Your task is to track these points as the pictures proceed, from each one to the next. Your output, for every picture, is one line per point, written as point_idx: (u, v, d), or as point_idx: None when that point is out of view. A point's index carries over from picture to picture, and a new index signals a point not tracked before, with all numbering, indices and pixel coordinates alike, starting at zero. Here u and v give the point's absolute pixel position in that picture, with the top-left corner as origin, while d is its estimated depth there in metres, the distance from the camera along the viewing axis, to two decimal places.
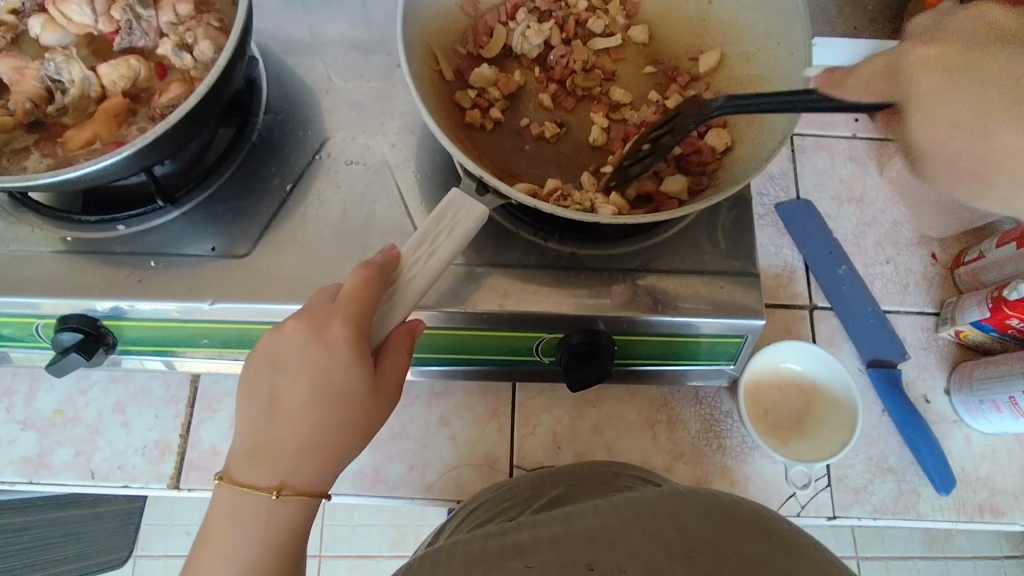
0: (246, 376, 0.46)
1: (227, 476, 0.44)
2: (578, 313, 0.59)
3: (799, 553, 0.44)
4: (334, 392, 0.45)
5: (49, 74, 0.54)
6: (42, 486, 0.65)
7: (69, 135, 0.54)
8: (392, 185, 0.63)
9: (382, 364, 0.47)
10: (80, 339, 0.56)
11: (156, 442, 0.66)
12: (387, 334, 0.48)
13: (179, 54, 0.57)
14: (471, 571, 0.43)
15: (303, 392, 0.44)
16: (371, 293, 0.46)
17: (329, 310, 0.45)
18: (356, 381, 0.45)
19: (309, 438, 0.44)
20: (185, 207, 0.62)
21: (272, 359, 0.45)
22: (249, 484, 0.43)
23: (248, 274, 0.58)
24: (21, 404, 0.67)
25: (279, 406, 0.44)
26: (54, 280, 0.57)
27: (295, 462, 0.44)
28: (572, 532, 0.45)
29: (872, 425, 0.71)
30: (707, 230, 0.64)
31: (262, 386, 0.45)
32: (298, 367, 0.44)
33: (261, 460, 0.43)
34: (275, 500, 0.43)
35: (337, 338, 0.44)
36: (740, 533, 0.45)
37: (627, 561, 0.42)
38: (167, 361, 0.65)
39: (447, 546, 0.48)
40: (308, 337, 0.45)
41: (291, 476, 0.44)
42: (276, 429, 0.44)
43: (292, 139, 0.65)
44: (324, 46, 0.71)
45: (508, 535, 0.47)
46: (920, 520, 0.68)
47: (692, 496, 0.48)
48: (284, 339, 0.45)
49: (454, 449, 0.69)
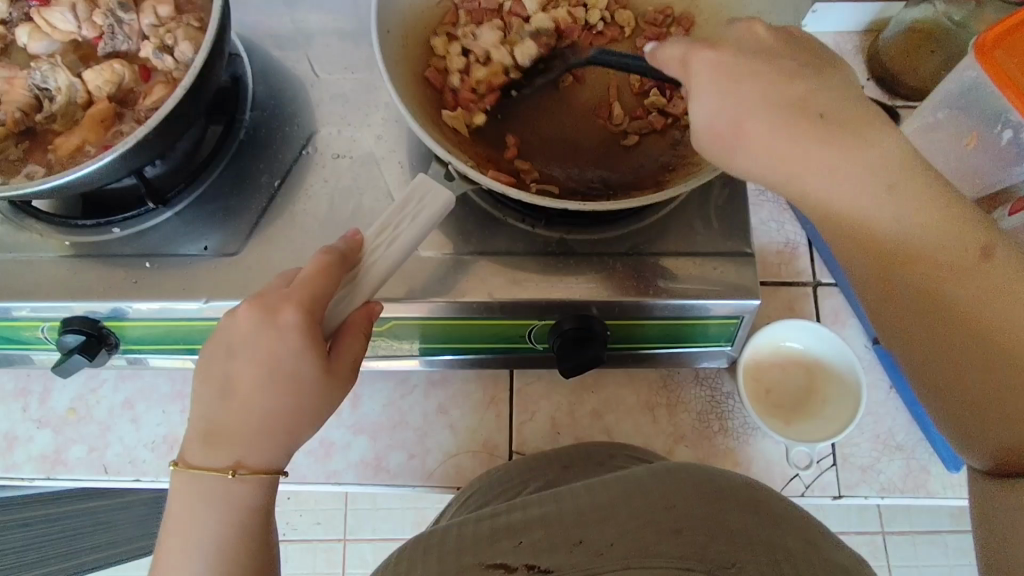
0: (204, 356, 0.46)
1: (182, 461, 0.44)
2: (570, 299, 0.58)
3: (790, 526, 0.44)
4: (291, 377, 0.44)
5: (36, 83, 0.55)
6: (60, 482, 0.67)
7: (58, 142, 0.55)
8: (379, 177, 0.63)
9: (339, 349, 0.46)
10: (83, 340, 0.58)
11: (165, 437, 0.68)
12: (347, 317, 0.47)
13: (161, 56, 0.57)
14: (465, 551, 0.44)
15: (265, 380, 0.43)
16: (332, 278, 0.45)
17: (282, 295, 0.44)
18: (312, 365, 0.44)
19: (266, 419, 0.44)
20: (177, 207, 0.63)
21: (226, 343, 0.44)
22: (203, 467, 0.44)
23: (240, 271, 0.59)
24: (36, 403, 0.69)
25: (233, 391, 0.44)
26: (56, 284, 0.59)
27: (250, 444, 0.44)
28: (564, 511, 0.46)
29: (879, 402, 0.69)
30: (699, 209, 0.63)
31: (218, 370, 0.44)
32: (252, 351, 0.44)
33: (217, 443, 0.43)
34: (231, 479, 0.43)
35: (289, 324, 0.43)
36: (730, 505, 0.44)
37: (616, 537, 0.41)
38: (194, 359, 0.66)
39: (442, 531, 0.49)
40: (260, 322, 0.44)
41: (247, 456, 0.44)
42: (235, 415, 0.44)
43: (279, 135, 0.65)
44: (308, 40, 0.70)
45: (500, 518, 0.48)
46: (930, 498, 0.66)
47: (686, 471, 0.49)
48: (236, 324, 0.44)
49: (453, 437, 0.69)
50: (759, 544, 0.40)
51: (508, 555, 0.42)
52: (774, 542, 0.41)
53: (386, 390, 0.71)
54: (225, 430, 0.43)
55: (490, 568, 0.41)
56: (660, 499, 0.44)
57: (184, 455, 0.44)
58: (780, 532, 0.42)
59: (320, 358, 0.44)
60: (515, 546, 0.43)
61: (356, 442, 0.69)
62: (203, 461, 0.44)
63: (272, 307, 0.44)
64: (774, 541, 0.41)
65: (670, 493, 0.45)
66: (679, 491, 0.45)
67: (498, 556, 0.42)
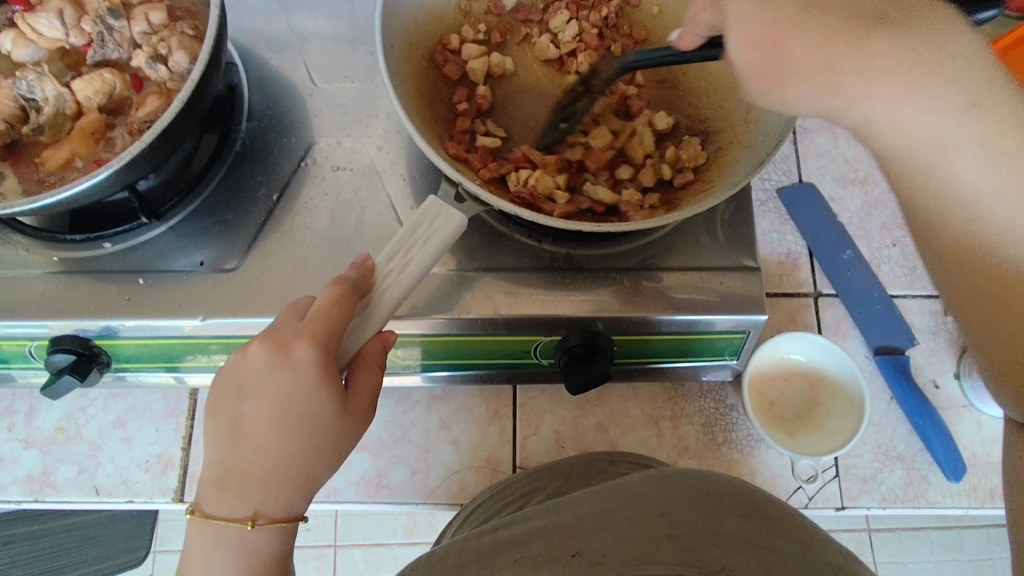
0: (213, 395, 0.44)
1: (199, 509, 0.42)
2: (577, 315, 0.57)
3: (783, 526, 0.43)
4: (306, 415, 0.42)
5: (21, 93, 0.53)
6: (48, 504, 0.65)
7: (46, 155, 0.53)
8: (381, 190, 0.61)
9: (353, 383, 0.45)
10: (73, 359, 0.56)
11: (158, 456, 0.66)
12: (360, 346, 0.46)
13: (154, 65, 0.55)
14: (466, 571, 0.43)
15: (276, 417, 0.42)
16: (344, 307, 0.44)
17: (295, 331, 0.43)
18: (327, 403, 0.42)
19: (276, 462, 0.42)
20: (171, 221, 0.60)
21: (236, 382, 0.43)
22: (221, 517, 0.42)
23: (238, 289, 0.57)
24: (22, 422, 0.67)
25: (241, 428, 0.42)
26: (44, 302, 0.56)
27: (259, 486, 0.42)
28: (562, 521, 0.44)
29: (880, 413, 0.70)
30: (705, 223, 0.63)
31: (226, 409, 0.43)
32: (263, 392, 0.42)
33: (231, 490, 0.42)
34: (250, 530, 0.42)
35: (303, 360, 0.42)
36: (724, 511, 0.43)
37: (612, 546, 0.41)
38: (177, 376, 0.64)
39: (441, 549, 0.47)
40: (271, 359, 0.42)
41: (265, 505, 0.42)
42: (241, 449, 0.42)
43: (277, 146, 0.64)
44: (304, 47, 0.69)
45: (498, 532, 0.46)
46: (931, 508, 0.67)
47: (679, 476, 0.47)
48: (247, 362, 0.43)
49: (456, 453, 0.68)
50: (755, 551, 0.40)
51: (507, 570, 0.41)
52: (770, 546, 0.40)
53: (387, 406, 0.70)
54: (236, 474, 0.42)
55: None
56: (655, 510, 0.43)
57: (199, 503, 0.43)
58: (771, 535, 0.42)
59: (335, 394, 0.43)
60: (513, 560, 0.43)
61: (356, 459, 0.68)
62: (215, 504, 0.42)
63: (285, 342, 0.43)
64: (770, 549, 0.40)
65: (663, 501, 0.44)
66: (674, 500, 0.43)
67: (497, 572, 0.42)
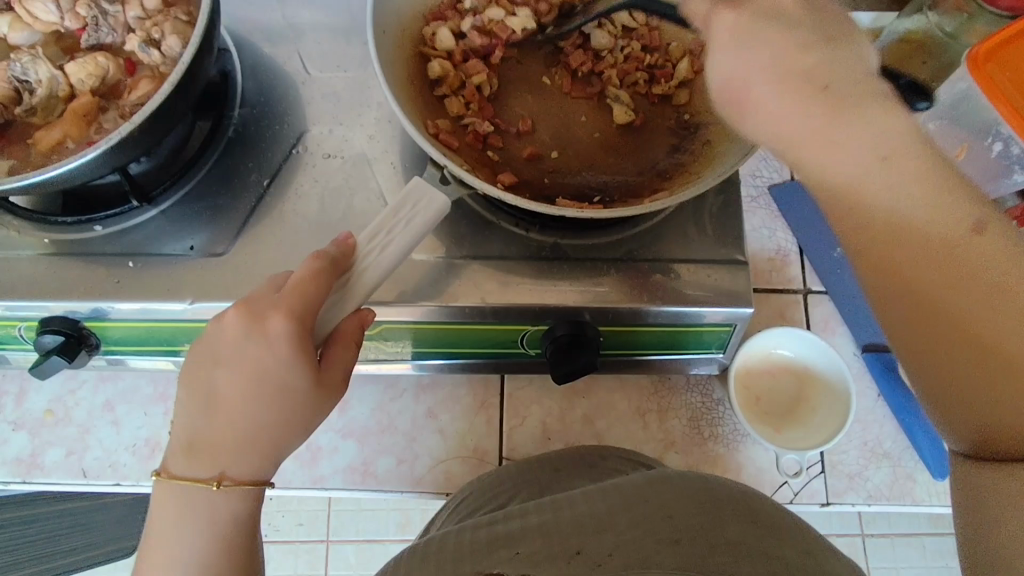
0: (191, 365, 0.45)
1: (164, 471, 0.43)
2: (563, 304, 0.58)
3: (792, 537, 0.41)
4: (278, 386, 0.43)
5: (15, 75, 0.53)
6: (36, 485, 0.65)
7: (38, 136, 0.53)
8: (370, 178, 0.62)
9: (329, 358, 0.45)
10: (62, 341, 0.57)
11: (146, 440, 0.66)
12: (338, 323, 0.46)
13: (147, 49, 0.56)
14: (460, 561, 0.42)
15: (248, 391, 0.42)
16: (321, 284, 0.44)
17: (271, 302, 0.43)
18: (299, 377, 0.43)
19: (252, 434, 0.43)
20: (162, 205, 0.61)
21: (213, 353, 0.43)
22: (188, 478, 0.42)
23: (226, 272, 0.57)
24: (12, 404, 0.67)
25: (218, 403, 0.43)
26: (34, 284, 0.57)
27: (232, 455, 0.42)
28: (562, 520, 0.43)
29: (867, 410, 0.70)
30: (693, 216, 0.63)
31: (201, 381, 0.43)
32: (237, 363, 0.42)
33: (200, 454, 0.42)
34: (216, 491, 0.42)
35: (277, 333, 0.42)
36: (728, 516, 0.42)
37: (616, 547, 0.39)
38: (170, 360, 0.64)
39: (436, 539, 0.47)
40: (248, 331, 0.43)
41: (231, 468, 0.42)
42: (220, 424, 0.42)
43: (269, 133, 0.64)
44: (299, 36, 0.69)
45: (498, 525, 0.46)
46: (916, 505, 0.67)
47: (683, 479, 0.47)
48: (223, 331, 0.43)
49: (442, 442, 0.68)
50: (761, 559, 0.37)
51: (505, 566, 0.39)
52: (775, 553, 0.39)
53: (374, 394, 0.70)
54: (209, 438, 0.42)
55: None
56: (658, 507, 0.42)
57: (166, 465, 0.43)
58: (781, 545, 0.40)
59: (309, 369, 0.43)
60: (513, 554, 0.41)
61: (343, 446, 0.68)
62: (183, 466, 0.42)
63: (260, 314, 0.43)
64: (772, 555, 0.38)
65: (666, 501, 0.43)
66: (678, 499, 0.43)
67: (496, 566, 0.40)
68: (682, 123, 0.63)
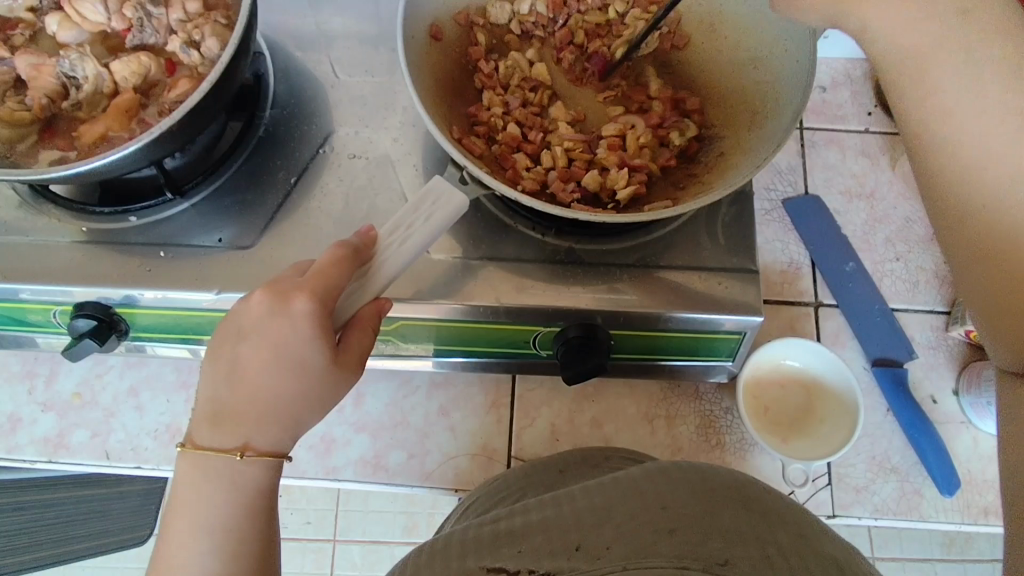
0: (215, 341, 0.47)
1: (189, 443, 0.45)
2: (576, 306, 0.59)
3: (785, 522, 0.42)
4: (298, 363, 0.45)
5: (64, 71, 0.57)
6: (61, 465, 0.68)
7: (83, 129, 0.56)
8: (393, 179, 0.64)
9: (346, 342, 0.47)
10: (94, 325, 0.59)
11: (167, 426, 0.68)
12: (357, 311, 0.48)
13: (188, 50, 0.59)
14: (466, 560, 0.42)
15: (271, 365, 0.44)
16: (342, 271, 0.46)
17: (295, 284, 0.45)
18: (318, 356, 0.45)
19: (272, 418, 0.44)
20: (194, 199, 0.64)
21: (238, 328, 0.45)
22: (214, 448, 0.44)
23: (253, 264, 0.60)
24: (42, 385, 0.70)
25: (241, 387, 0.45)
26: (71, 269, 0.59)
27: (257, 428, 0.44)
28: (562, 514, 0.44)
29: (876, 424, 0.70)
30: (707, 226, 0.64)
31: (226, 362, 0.45)
32: (261, 337, 0.44)
33: (224, 423, 0.44)
34: (240, 461, 0.44)
35: (300, 312, 0.44)
36: (723, 504, 0.42)
37: (614, 540, 0.40)
38: (192, 349, 0.67)
39: (440, 540, 0.47)
40: (272, 308, 0.44)
41: (255, 438, 0.44)
42: (244, 407, 0.44)
43: (298, 133, 0.67)
44: (330, 42, 0.72)
45: (502, 522, 0.46)
46: (923, 522, 0.67)
47: (679, 470, 0.47)
48: (248, 309, 0.45)
49: (453, 439, 0.70)
50: (755, 544, 0.39)
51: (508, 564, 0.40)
52: (770, 538, 0.40)
53: (388, 390, 0.72)
54: (229, 411, 0.44)
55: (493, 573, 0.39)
56: (655, 499, 0.43)
57: (190, 436, 0.45)
58: (771, 529, 0.41)
59: (327, 348, 0.45)
60: (516, 552, 0.41)
61: (356, 439, 0.70)
62: (206, 437, 0.44)
63: (285, 293, 0.45)
64: (767, 540, 0.39)
65: (662, 492, 0.43)
66: (673, 491, 0.43)
67: (499, 564, 0.40)
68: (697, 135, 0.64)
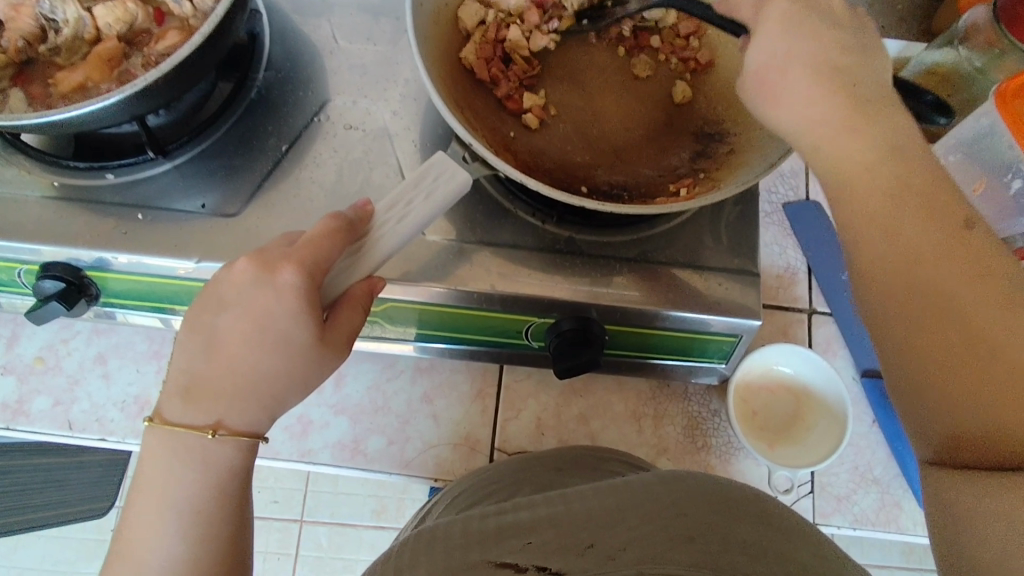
0: (193, 309, 0.44)
1: (159, 417, 0.42)
2: (571, 299, 0.57)
3: (806, 542, 0.41)
4: (281, 339, 0.42)
5: (43, 12, 0.53)
6: (19, 433, 0.64)
7: (60, 76, 0.53)
8: (390, 153, 0.61)
9: (335, 319, 0.44)
10: (62, 288, 0.55)
11: (136, 397, 0.65)
12: (347, 288, 0.45)
13: (179, 1, 0.55)
14: (470, 549, 0.41)
15: (251, 339, 0.42)
16: (336, 244, 0.43)
17: (283, 254, 0.42)
18: (302, 331, 0.42)
19: (251, 398, 0.42)
20: (177, 160, 0.60)
21: (219, 297, 0.43)
22: (182, 424, 0.41)
23: (236, 234, 0.56)
24: (2, 347, 0.66)
25: (220, 364, 0.42)
26: (39, 225, 0.56)
27: (234, 407, 0.42)
28: (573, 513, 0.42)
29: (860, 435, 0.70)
30: (710, 225, 0.63)
31: (204, 334, 0.42)
32: (244, 307, 0.42)
33: (197, 400, 0.41)
34: (211, 439, 0.41)
35: (287, 285, 0.41)
36: (743, 518, 0.41)
37: (628, 542, 0.38)
38: (162, 319, 0.64)
39: (436, 526, 0.46)
40: (257, 278, 0.42)
41: (230, 417, 0.42)
42: (222, 385, 0.42)
43: (292, 99, 0.63)
44: (331, 5, 0.68)
45: (507, 519, 0.44)
46: (900, 534, 0.67)
47: (695, 480, 0.46)
48: (231, 277, 0.42)
49: (435, 427, 0.68)
50: (776, 557, 0.37)
51: (515, 554, 0.39)
52: (791, 555, 0.38)
53: (371, 373, 0.69)
54: (204, 384, 0.42)
55: (499, 567, 0.38)
56: (673, 507, 0.41)
57: (161, 412, 0.42)
58: (794, 548, 0.39)
59: (315, 326, 0.42)
60: (524, 544, 0.41)
61: (335, 423, 0.67)
62: (177, 412, 0.42)
63: (271, 264, 0.42)
64: (788, 557, 0.38)
65: (677, 500, 0.42)
66: (692, 500, 0.42)
67: (507, 554, 0.40)
68: (707, 130, 0.63)
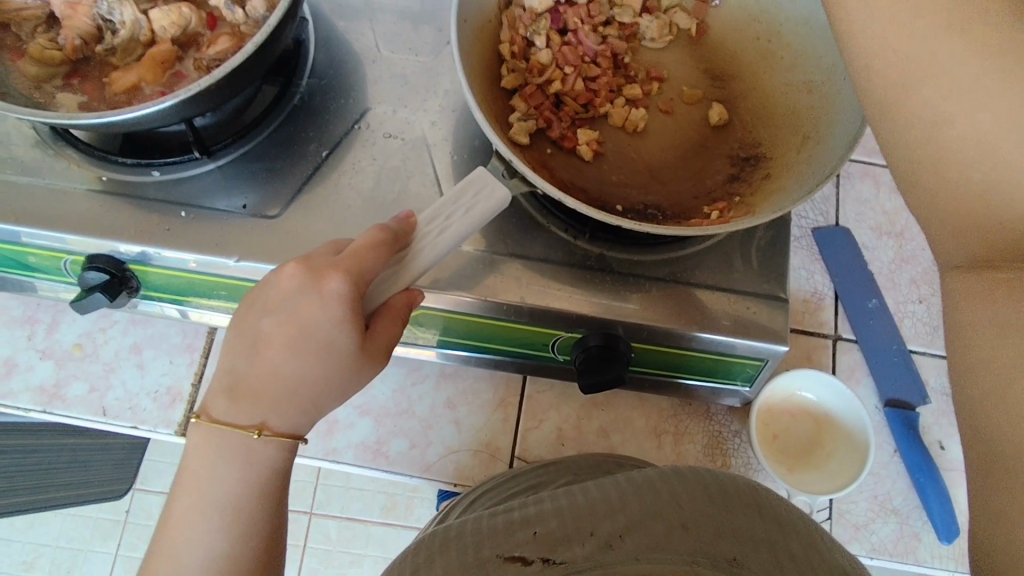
0: (241, 311, 0.45)
1: (205, 416, 0.44)
2: (600, 315, 0.58)
3: (798, 530, 0.42)
4: (323, 345, 0.43)
5: (101, 13, 0.55)
6: (55, 416, 0.66)
7: (114, 76, 0.54)
8: (428, 163, 0.62)
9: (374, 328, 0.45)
10: (106, 280, 0.57)
11: (168, 388, 0.67)
12: (387, 298, 0.47)
13: (232, 7, 0.57)
14: (482, 544, 0.41)
15: (293, 343, 0.43)
16: (380, 255, 0.44)
17: (330, 263, 0.44)
18: (345, 338, 0.43)
19: (290, 400, 0.43)
20: (220, 160, 0.61)
21: (266, 301, 0.44)
22: (227, 423, 0.43)
23: (275, 235, 0.58)
24: (43, 332, 0.68)
25: (262, 366, 0.43)
26: (86, 218, 0.57)
27: (275, 408, 0.43)
28: (578, 503, 0.43)
29: (881, 464, 0.69)
30: (741, 248, 0.63)
31: (248, 337, 0.44)
32: (290, 313, 0.43)
33: (240, 400, 0.43)
34: (254, 439, 0.43)
35: (333, 293, 0.42)
36: (737, 507, 0.42)
37: (628, 531, 0.39)
38: (182, 310, 0.66)
39: (455, 526, 0.46)
40: (304, 285, 0.43)
41: (272, 418, 0.43)
42: (264, 387, 0.43)
43: (333, 106, 0.65)
44: (375, 15, 0.70)
45: (515, 512, 0.44)
46: (917, 565, 0.66)
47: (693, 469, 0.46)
48: (279, 285, 0.44)
49: (457, 433, 0.69)
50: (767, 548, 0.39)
51: (524, 547, 0.39)
52: (783, 547, 0.39)
53: (396, 376, 0.70)
54: (246, 384, 0.43)
55: (507, 563, 0.38)
56: (672, 497, 0.42)
57: (207, 409, 0.44)
58: (785, 536, 0.41)
59: (357, 334, 0.44)
60: (531, 535, 0.41)
61: (359, 423, 0.69)
62: (223, 412, 0.43)
63: (318, 272, 0.43)
64: (781, 549, 0.39)
65: (675, 488, 0.43)
66: (690, 490, 0.43)
67: (516, 547, 0.40)
68: (742, 155, 0.63)
